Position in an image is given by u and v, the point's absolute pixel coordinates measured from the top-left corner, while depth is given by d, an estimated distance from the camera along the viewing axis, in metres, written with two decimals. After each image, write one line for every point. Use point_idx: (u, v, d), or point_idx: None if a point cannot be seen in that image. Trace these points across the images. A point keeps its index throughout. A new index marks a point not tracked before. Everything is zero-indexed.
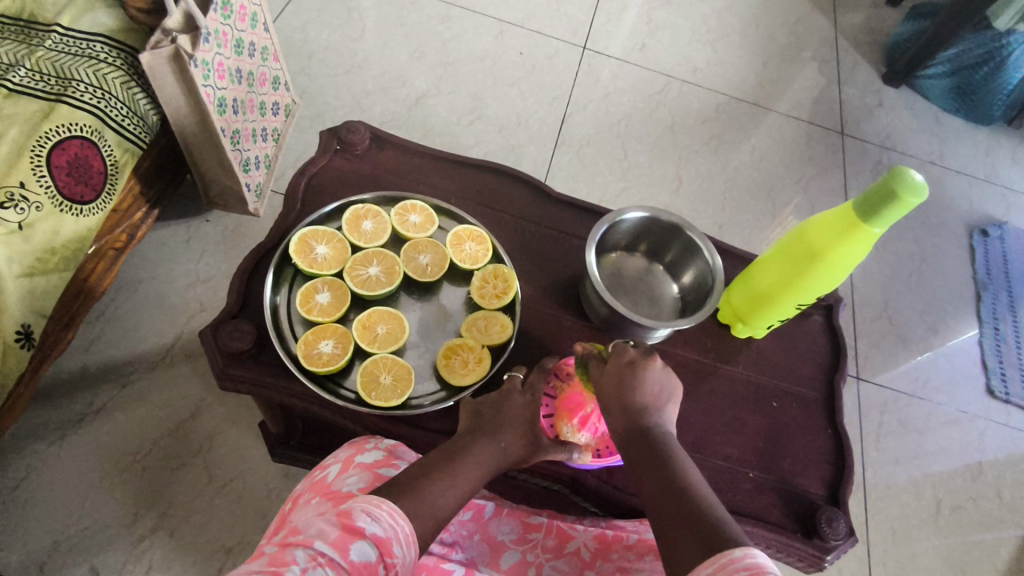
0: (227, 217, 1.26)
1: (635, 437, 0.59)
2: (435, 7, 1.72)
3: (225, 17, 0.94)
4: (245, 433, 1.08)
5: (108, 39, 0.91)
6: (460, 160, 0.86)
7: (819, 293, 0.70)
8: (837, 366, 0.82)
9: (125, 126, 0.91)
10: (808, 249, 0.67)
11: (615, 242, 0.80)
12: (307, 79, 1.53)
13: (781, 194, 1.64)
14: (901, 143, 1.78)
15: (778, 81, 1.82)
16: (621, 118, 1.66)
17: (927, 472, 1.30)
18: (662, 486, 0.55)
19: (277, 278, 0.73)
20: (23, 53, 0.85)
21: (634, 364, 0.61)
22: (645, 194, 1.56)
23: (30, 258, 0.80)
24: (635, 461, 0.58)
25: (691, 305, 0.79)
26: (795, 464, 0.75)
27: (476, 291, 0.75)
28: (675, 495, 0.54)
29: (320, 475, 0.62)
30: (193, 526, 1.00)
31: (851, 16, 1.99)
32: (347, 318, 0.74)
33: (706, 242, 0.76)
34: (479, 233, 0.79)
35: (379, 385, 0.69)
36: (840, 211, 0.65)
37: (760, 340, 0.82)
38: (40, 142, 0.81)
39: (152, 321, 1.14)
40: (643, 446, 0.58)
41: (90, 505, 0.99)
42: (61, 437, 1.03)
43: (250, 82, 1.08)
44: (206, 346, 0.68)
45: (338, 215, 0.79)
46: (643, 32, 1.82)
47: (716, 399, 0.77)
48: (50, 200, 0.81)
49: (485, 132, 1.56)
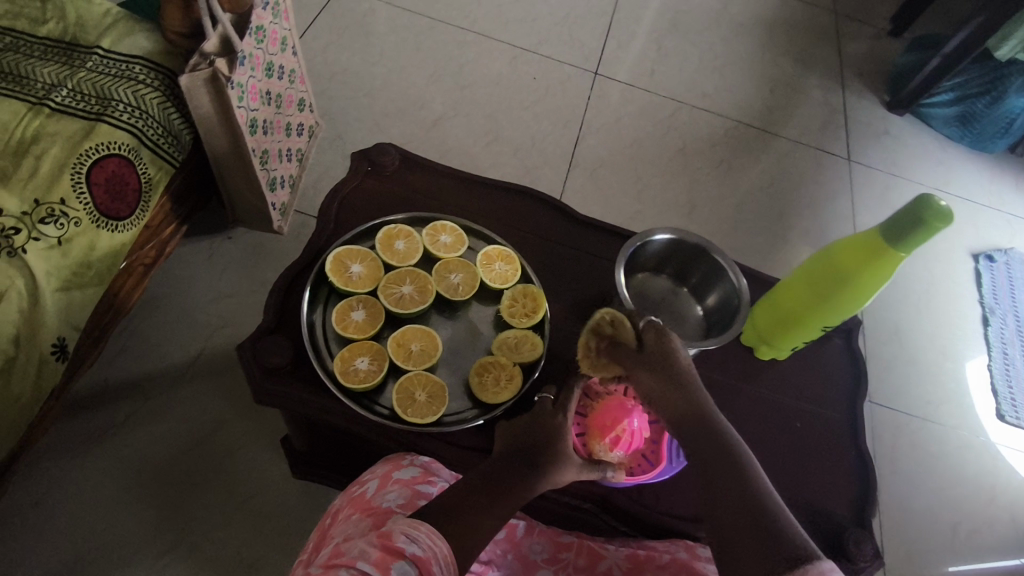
0: (250, 234, 1.28)
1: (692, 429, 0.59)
2: (451, 32, 1.76)
3: (259, 41, 0.96)
4: (265, 449, 1.09)
5: (146, 61, 0.93)
6: (488, 182, 0.88)
7: (845, 315, 0.71)
8: (859, 388, 0.83)
9: (160, 145, 0.93)
10: (837, 271, 0.68)
11: (643, 263, 0.81)
12: (327, 101, 1.57)
13: (790, 217, 1.67)
14: (906, 170, 1.81)
15: (785, 108, 1.86)
16: (633, 141, 1.69)
17: (940, 497, 1.30)
18: (727, 482, 0.55)
19: (313, 297, 0.74)
20: (65, 74, 0.88)
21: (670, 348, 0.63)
22: (658, 216, 1.59)
23: (67, 273, 0.82)
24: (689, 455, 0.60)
25: (716, 326, 0.80)
26: (820, 485, 0.76)
27: (506, 309, 0.77)
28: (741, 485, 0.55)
29: (359, 491, 0.63)
30: (214, 542, 1.00)
31: (855, 45, 2.04)
32: (381, 336, 0.75)
33: (730, 265, 0.77)
34: (508, 253, 0.80)
35: (414, 402, 0.70)
36: (867, 235, 0.66)
37: (783, 362, 0.83)
38: (80, 160, 0.83)
39: (174, 336, 1.16)
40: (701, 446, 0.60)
41: (110, 519, 0.99)
42: (82, 451, 1.03)
43: (277, 103, 1.10)
44: (244, 361, 0.69)
45: (371, 234, 0.80)
46: (654, 59, 1.86)
47: (742, 419, 0.78)
48: (88, 216, 0.83)
49: (501, 154, 1.59)
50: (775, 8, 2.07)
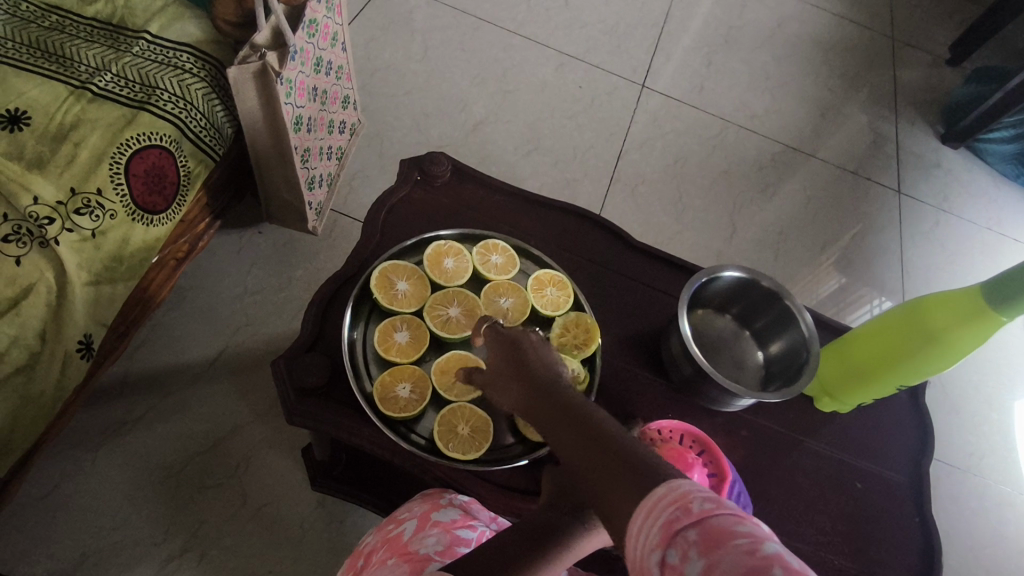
0: (282, 231, 1.24)
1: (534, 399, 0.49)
2: (497, 34, 1.72)
3: (310, 35, 0.92)
4: (283, 455, 1.05)
5: (194, 50, 0.89)
6: (542, 201, 0.83)
7: (924, 377, 0.66)
8: (924, 449, 0.78)
9: (201, 138, 0.89)
10: (923, 327, 0.63)
11: (704, 300, 0.76)
12: (367, 97, 1.53)
13: (835, 248, 1.61)
14: (958, 207, 1.74)
15: (835, 134, 1.79)
16: (677, 158, 1.63)
17: (978, 555, 1.25)
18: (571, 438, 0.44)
19: (355, 313, 0.70)
20: (110, 58, 0.85)
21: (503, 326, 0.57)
22: (698, 238, 1.53)
23: (97, 266, 0.78)
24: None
25: (777, 375, 0.74)
26: (879, 553, 0.71)
27: (557, 339, 0.72)
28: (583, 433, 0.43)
29: (396, 531, 0.58)
30: (225, 549, 0.96)
31: (912, 73, 1.97)
32: (423, 360, 0.71)
33: (801, 310, 0.72)
34: (561, 279, 0.76)
35: (457, 436, 0.66)
36: (966, 292, 0.62)
37: (844, 416, 0.78)
38: (120, 150, 0.79)
39: (197, 331, 1.12)
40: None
41: (120, 518, 0.96)
42: (97, 445, 1.00)
43: (323, 100, 1.06)
44: (278, 379, 0.65)
45: (419, 249, 0.76)
46: (702, 74, 1.81)
47: (798, 475, 0.73)
48: (123, 209, 0.80)
49: (541, 164, 1.54)
50: (830, 30, 2.00)
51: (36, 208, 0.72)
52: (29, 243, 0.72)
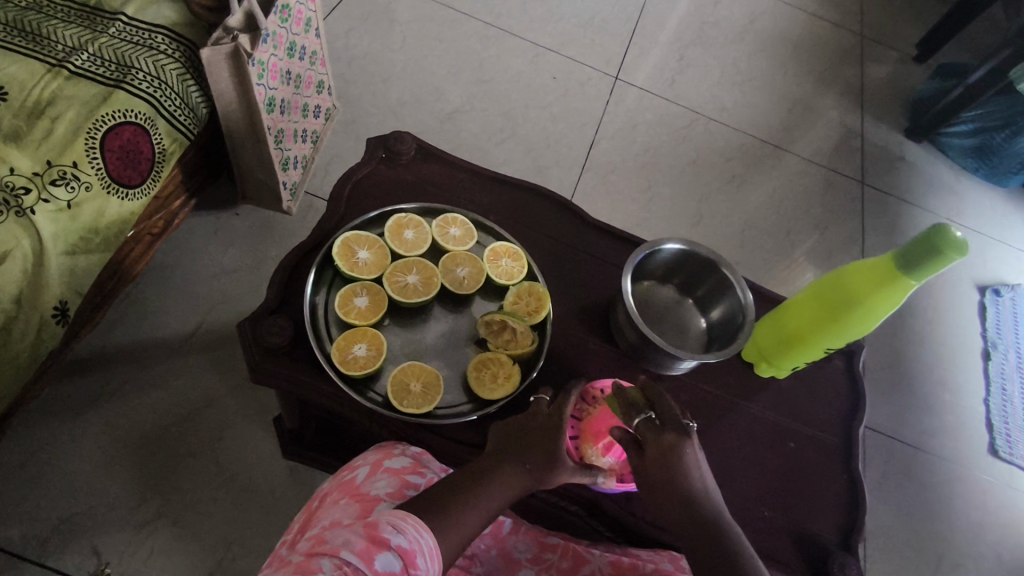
0: (258, 212, 1.28)
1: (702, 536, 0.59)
2: (473, 26, 1.76)
3: (283, 20, 0.96)
4: (256, 427, 1.09)
5: (169, 32, 0.93)
6: (501, 178, 0.88)
7: (847, 340, 0.71)
8: (854, 413, 0.83)
9: (175, 117, 0.93)
10: (844, 293, 0.68)
11: (650, 271, 0.82)
12: (345, 85, 1.56)
13: (799, 236, 1.66)
14: (919, 198, 1.80)
15: (802, 127, 1.85)
16: (647, 148, 1.69)
17: (926, 526, 1.30)
18: None
19: (318, 279, 0.74)
20: (87, 38, 0.88)
21: (676, 446, 0.62)
22: (666, 226, 1.59)
23: (73, 236, 0.82)
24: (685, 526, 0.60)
25: (717, 340, 0.80)
26: (808, 507, 0.76)
27: (509, 305, 0.76)
28: None
29: (349, 476, 0.63)
30: (198, 515, 1.00)
31: (878, 69, 2.03)
32: (382, 324, 0.75)
33: (739, 280, 0.77)
34: (516, 251, 0.80)
35: (410, 392, 0.70)
36: (879, 261, 0.66)
37: (781, 381, 0.83)
38: (95, 125, 0.83)
39: (174, 308, 1.16)
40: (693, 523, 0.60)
41: (96, 485, 0.99)
42: (74, 416, 1.03)
43: (297, 83, 1.10)
44: (243, 338, 0.69)
45: (381, 221, 0.80)
46: (675, 67, 1.86)
47: (735, 434, 0.78)
48: (99, 182, 0.83)
49: (514, 151, 1.59)
50: (801, 26, 2.06)
51: (12, 179, 0.76)
52: (6, 212, 0.75)
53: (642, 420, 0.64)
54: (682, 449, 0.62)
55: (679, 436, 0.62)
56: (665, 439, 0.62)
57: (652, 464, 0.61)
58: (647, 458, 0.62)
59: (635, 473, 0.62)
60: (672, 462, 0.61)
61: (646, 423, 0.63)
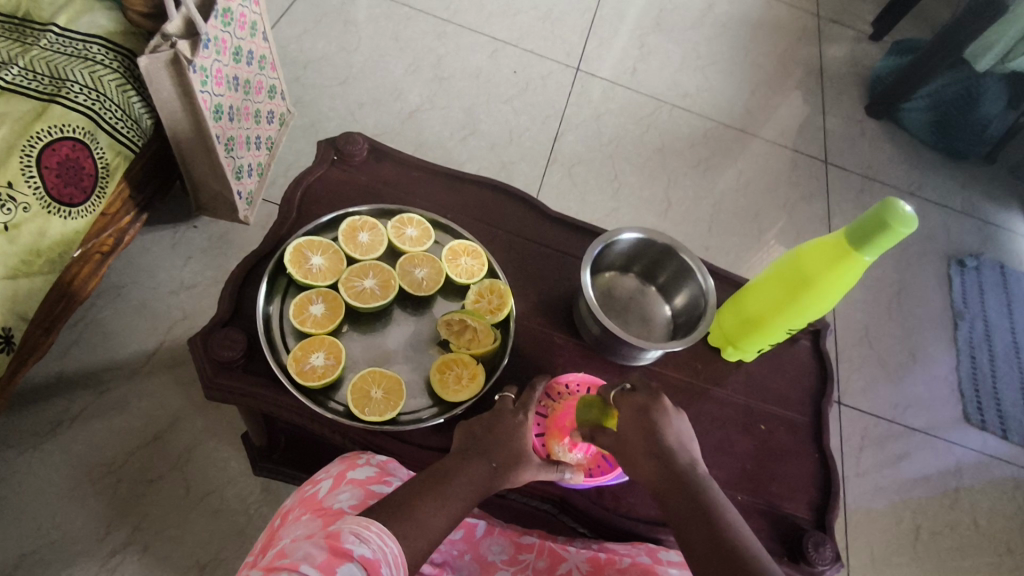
0: (217, 224, 1.24)
1: (674, 487, 0.59)
2: (430, 23, 1.73)
3: (225, 24, 0.93)
4: (226, 444, 1.06)
5: (105, 41, 0.90)
6: (457, 175, 0.86)
7: (809, 319, 0.71)
8: (823, 391, 0.84)
9: (118, 129, 0.89)
10: (802, 274, 0.68)
11: (610, 262, 0.81)
12: (300, 89, 1.53)
13: (767, 218, 1.67)
14: (883, 173, 1.82)
15: (764, 109, 1.86)
16: (612, 138, 1.68)
17: (906, 498, 1.31)
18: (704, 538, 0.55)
19: (270, 288, 0.72)
20: (17, 51, 0.84)
21: (647, 406, 0.62)
22: (635, 215, 1.58)
23: (14, 260, 0.78)
24: (678, 517, 0.58)
25: (682, 326, 0.80)
26: (782, 488, 0.76)
27: (471, 305, 0.75)
28: (718, 542, 0.55)
29: (311, 490, 0.61)
30: (168, 540, 0.97)
31: (836, 48, 2.05)
32: (340, 331, 0.73)
33: (699, 265, 0.77)
34: (475, 248, 0.79)
35: (372, 399, 0.68)
36: (831, 239, 0.66)
37: (750, 364, 0.83)
38: (30, 142, 0.79)
39: (133, 327, 1.12)
40: (688, 510, 0.57)
41: (60, 515, 0.96)
42: (33, 445, 1.00)
43: (246, 89, 1.07)
44: (194, 353, 0.67)
45: (334, 226, 0.79)
46: (635, 56, 1.85)
47: (707, 420, 0.78)
48: (38, 201, 0.80)
49: (478, 148, 1.57)
50: (758, 9, 2.07)
51: None
52: None
53: (616, 390, 0.65)
54: (655, 411, 0.62)
55: (651, 399, 0.63)
56: (637, 398, 0.63)
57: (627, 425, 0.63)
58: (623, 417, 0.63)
59: (608, 439, 0.64)
60: (646, 422, 0.62)
61: (620, 392, 0.65)
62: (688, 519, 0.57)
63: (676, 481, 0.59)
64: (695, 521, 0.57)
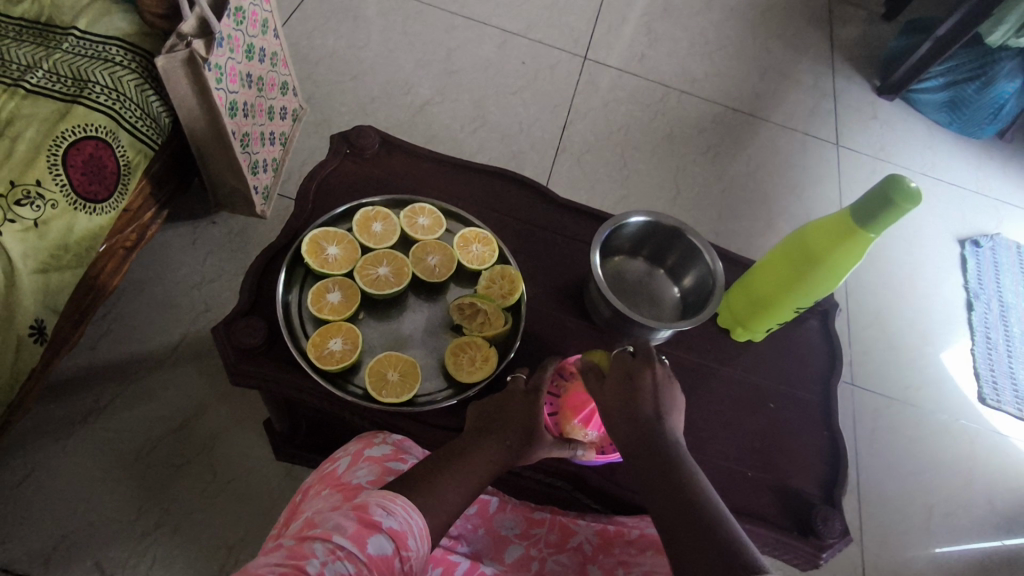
0: (235, 218, 1.28)
1: (648, 450, 0.59)
2: (438, 16, 1.75)
3: (238, 23, 0.96)
4: (249, 431, 1.09)
5: (123, 43, 0.93)
6: (467, 165, 0.88)
7: (816, 298, 0.72)
8: (832, 370, 0.85)
9: (138, 128, 0.92)
10: (807, 253, 0.69)
11: (618, 246, 0.83)
12: (313, 85, 1.55)
13: (777, 202, 1.67)
14: (896, 155, 1.81)
15: (775, 93, 1.85)
16: (622, 126, 1.69)
17: (920, 479, 1.32)
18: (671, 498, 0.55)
19: (289, 277, 0.75)
20: (40, 55, 0.87)
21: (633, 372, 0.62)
22: (645, 201, 1.59)
23: (43, 255, 0.82)
24: (649, 477, 0.58)
25: (691, 307, 0.81)
26: (790, 464, 0.77)
27: (482, 289, 0.77)
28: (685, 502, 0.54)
29: (331, 468, 0.64)
30: (196, 523, 1.00)
31: (848, 30, 2.03)
32: (357, 317, 0.76)
33: (706, 247, 0.78)
34: (485, 235, 0.80)
35: (388, 382, 0.71)
36: (837, 217, 0.67)
37: (758, 345, 0.84)
38: (56, 142, 0.82)
39: (157, 320, 1.16)
40: (657, 470, 0.58)
41: (92, 500, 1.00)
42: (65, 434, 1.04)
43: (259, 86, 1.10)
44: (218, 342, 0.69)
45: (349, 216, 0.81)
46: (644, 43, 1.85)
47: (716, 400, 0.79)
48: (65, 198, 0.83)
49: (488, 139, 1.59)
50: None
51: None
52: None
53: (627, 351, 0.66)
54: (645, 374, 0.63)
55: (642, 364, 0.63)
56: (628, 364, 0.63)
57: (612, 391, 0.63)
58: (609, 382, 0.63)
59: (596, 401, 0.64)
60: (630, 387, 0.62)
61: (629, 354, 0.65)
62: (666, 492, 0.56)
63: (648, 440, 0.60)
64: (664, 479, 0.57)
